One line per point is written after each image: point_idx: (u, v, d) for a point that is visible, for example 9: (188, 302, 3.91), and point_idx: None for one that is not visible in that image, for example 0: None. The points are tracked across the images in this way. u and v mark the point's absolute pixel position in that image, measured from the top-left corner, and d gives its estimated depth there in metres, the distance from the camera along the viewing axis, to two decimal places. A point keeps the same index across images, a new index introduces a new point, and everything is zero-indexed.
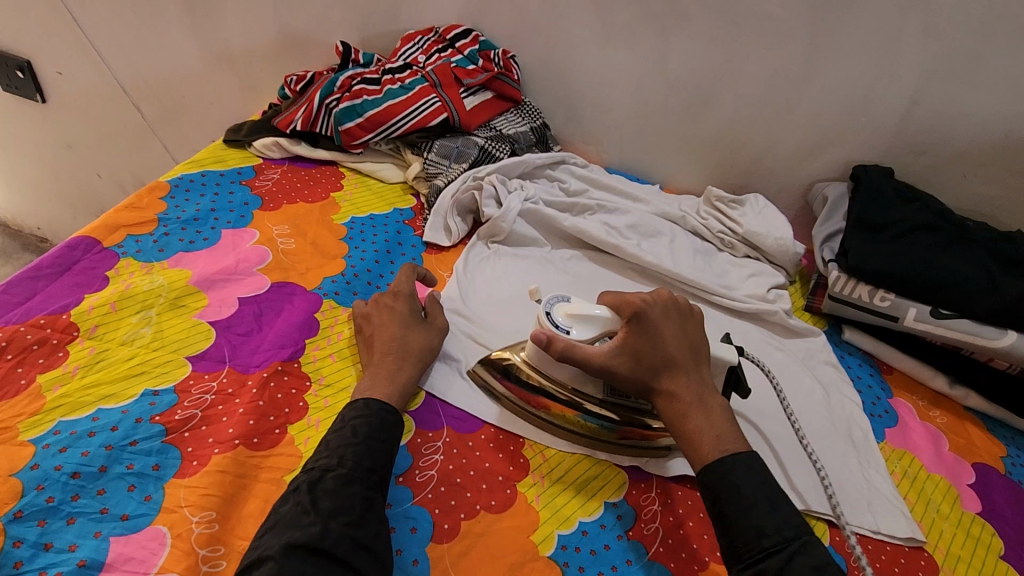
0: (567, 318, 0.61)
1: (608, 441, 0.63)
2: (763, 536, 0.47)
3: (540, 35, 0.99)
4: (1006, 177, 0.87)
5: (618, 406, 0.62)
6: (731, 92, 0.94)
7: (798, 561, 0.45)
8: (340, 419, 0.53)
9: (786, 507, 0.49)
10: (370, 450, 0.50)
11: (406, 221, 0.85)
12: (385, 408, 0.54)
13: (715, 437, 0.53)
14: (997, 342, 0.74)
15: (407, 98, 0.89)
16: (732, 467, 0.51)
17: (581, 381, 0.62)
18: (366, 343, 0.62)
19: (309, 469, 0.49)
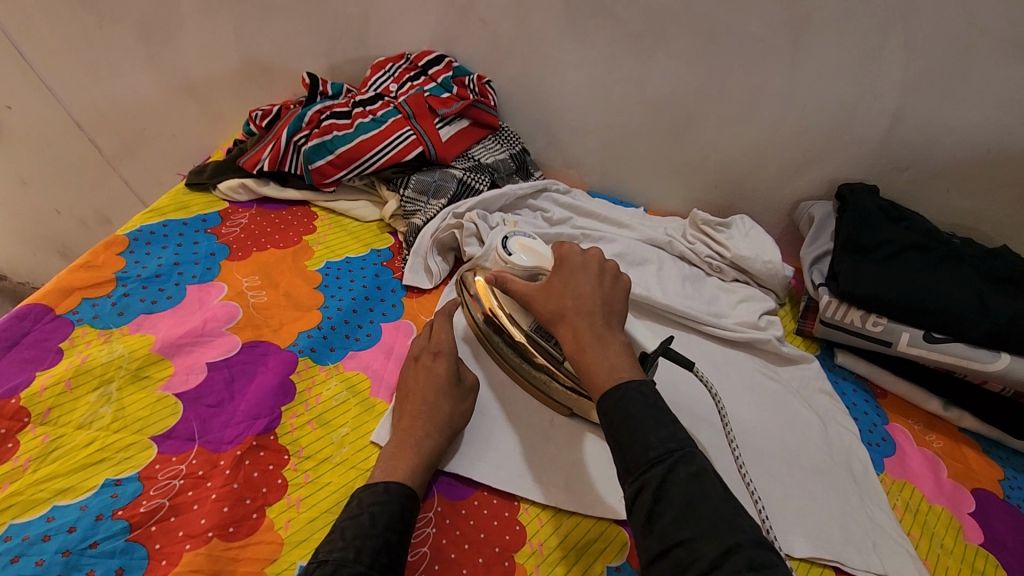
0: (516, 246, 0.73)
1: (548, 394, 0.67)
2: (648, 449, 0.47)
3: (515, 60, 0.96)
4: (990, 191, 0.87)
5: (542, 349, 0.66)
6: (713, 113, 0.92)
7: (678, 471, 0.46)
8: (357, 503, 0.50)
9: (674, 424, 0.49)
10: (388, 543, 0.47)
11: (384, 263, 0.81)
12: (405, 494, 0.51)
13: (610, 367, 0.54)
14: (990, 366, 0.73)
15: (380, 131, 0.85)
16: (626, 395, 0.51)
17: (518, 313, 0.69)
18: (398, 404, 0.62)
19: (321, 563, 0.45)
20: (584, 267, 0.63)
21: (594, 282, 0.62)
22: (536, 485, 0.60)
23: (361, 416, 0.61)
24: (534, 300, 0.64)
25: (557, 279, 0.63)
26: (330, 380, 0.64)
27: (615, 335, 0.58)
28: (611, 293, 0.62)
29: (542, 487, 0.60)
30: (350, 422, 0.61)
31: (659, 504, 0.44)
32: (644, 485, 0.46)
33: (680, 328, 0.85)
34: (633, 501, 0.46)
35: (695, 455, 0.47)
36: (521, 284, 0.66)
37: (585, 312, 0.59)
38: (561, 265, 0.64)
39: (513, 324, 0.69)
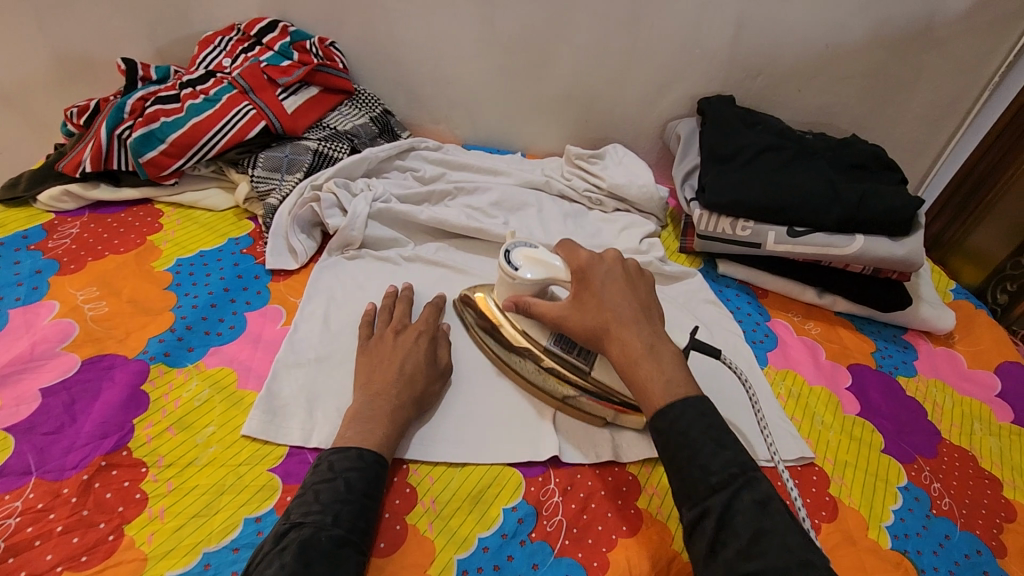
0: (523, 259, 0.64)
1: (562, 401, 0.64)
2: (710, 475, 0.46)
3: (355, 17, 0.90)
4: (837, 84, 0.91)
5: (563, 361, 0.63)
6: (568, 46, 0.91)
7: (743, 498, 0.45)
8: (329, 467, 0.51)
9: (735, 447, 0.47)
10: (364, 509, 0.49)
11: (244, 250, 0.75)
12: (380, 462, 0.52)
13: (666, 383, 0.51)
14: (847, 250, 0.78)
15: (215, 111, 0.78)
16: (682, 412, 0.49)
17: (530, 325, 0.65)
18: (368, 368, 0.60)
19: (297, 525, 0.46)
20: (610, 274, 0.59)
21: (629, 290, 0.58)
22: (426, 444, 0.59)
23: (228, 412, 0.58)
24: (568, 320, 0.59)
25: (587, 294, 0.58)
26: (190, 381, 0.60)
27: (666, 344, 0.54)
28: (643, 298, 0.59)
29: (430, 446, 0.59)
30: (217, 420, 0.57)
31: (722, 530, 0.44)
32: (706, 512, 0.45)
33: None
34: (693, 527, 0.46)
35: (759, 480, 0.46)
36: (546, 306, 0.61)
37: (630, 321, 0.55)
38: (585, 277, 0.59)
39: (529, 340, 0.65)
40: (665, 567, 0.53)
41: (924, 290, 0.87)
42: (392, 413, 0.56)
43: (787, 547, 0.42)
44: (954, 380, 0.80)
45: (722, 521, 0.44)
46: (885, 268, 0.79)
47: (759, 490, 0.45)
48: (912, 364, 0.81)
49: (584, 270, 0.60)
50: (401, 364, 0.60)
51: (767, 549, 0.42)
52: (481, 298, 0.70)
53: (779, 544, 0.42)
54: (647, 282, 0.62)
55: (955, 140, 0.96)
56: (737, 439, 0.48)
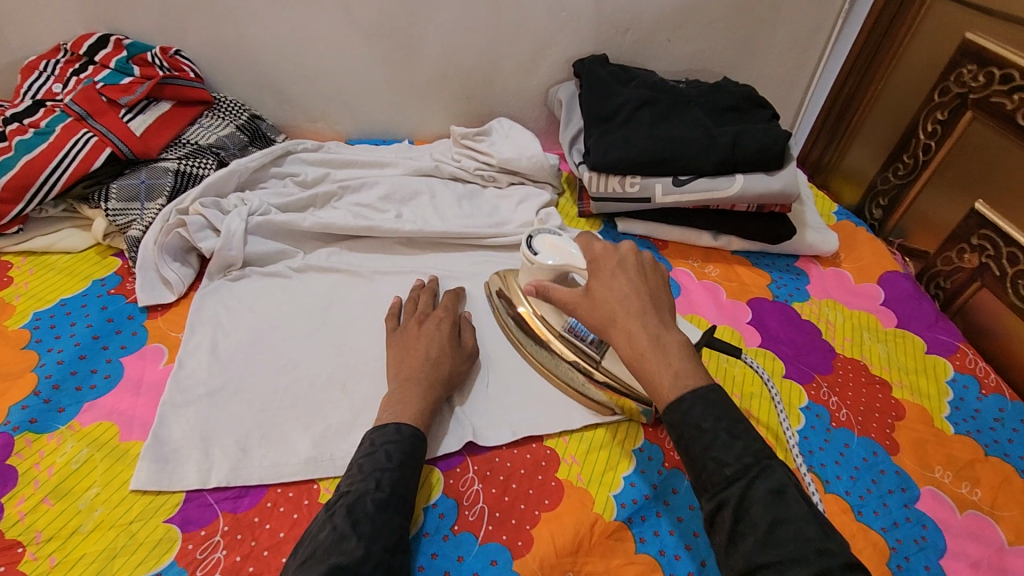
0: (545, 246, 0.65)
1: (574, 388, 0.65)
2: (725, 466, 0.44)
3: (197, 20, 0.83)
4: (702, 29, 0.93)
5: (578, 348, 0.65)
6: (432, 24, 0.87)
7: (756, 489, 0.43)
8: (370, 442, 0.53)
9: (746, 435, 0.46)
10: (405, 476, 0.51)
11: (112, 290, 0.69)
12: (417, 434, 0.55)
13: (673, 377, 0.49)
14: (729, 191, 0.80)
15: (49, 144, 0.71)
16: (689, 403, 0.47)
17: (551, 313, 0.67)
18: (399, 355, 0.63)
19: (345, 494, 0.50)
20: (623, 265, 0.57)
21: (637, 279, 0.55)
22: (336, 458, 0.57)
23: (111, 468, 0.54)
24: (580, 310, 0.57)
25: (595, 283, 0.56)
26: (64, 444, 0.55)
27: (673, 334, 0.52)
28: (654, 288, 0.56)
29: (340, 460, 0.57)
30: (100, 479, 0.53)
31: (739, 523, 0.43)
32: (723, 503, 0.44)
33: (467, 247, 0.83)
34: (712, 518, 0.45)
35: (774, 468, 0.44)
36: (563, 292, 0.59)
37: (636, 312, 0.52)
38: (597, 267, 0.58)
39: (548, 325, 0.68)
40: (586, 532, 0.55)
41: (809, 217, 0.92)
42: (422, 396, 0.58)
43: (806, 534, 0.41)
44: (844, 297, 0.85)
45: (739, 512, 0.43)
46: (767, 203, 0.82)
47: (775, 478, 0.44)
48: (805, 288, 0.86)
49: (596, 262, 0.58)
50: (427, 351, 0.62)
51: (786, 538, 0.41)
52: (512, 286, 0.72)
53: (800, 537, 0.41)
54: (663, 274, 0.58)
55: (812, 87, 1.03)
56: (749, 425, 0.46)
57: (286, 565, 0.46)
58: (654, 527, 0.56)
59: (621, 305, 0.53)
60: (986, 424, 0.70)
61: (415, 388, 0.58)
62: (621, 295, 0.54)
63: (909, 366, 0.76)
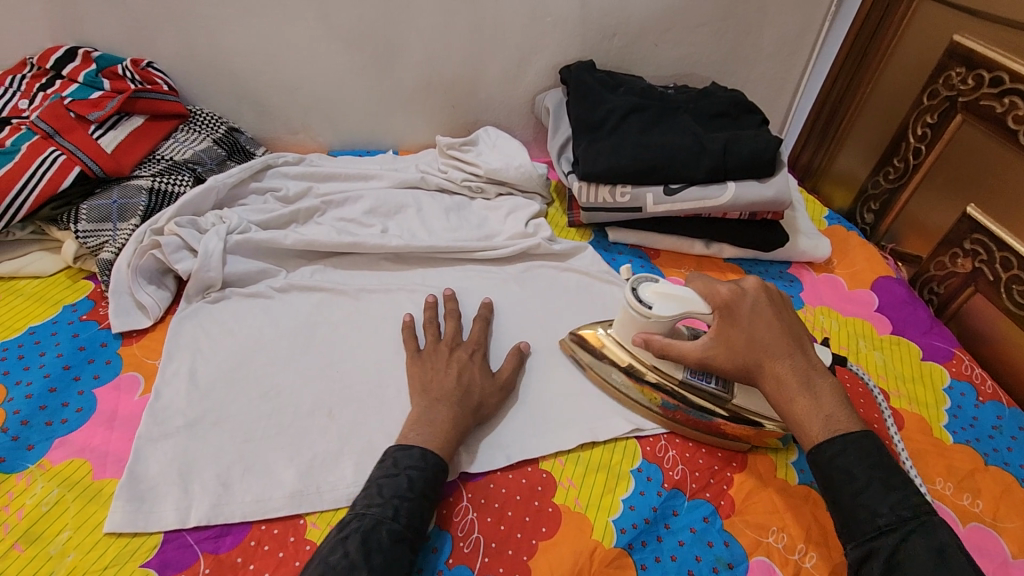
0: (653, 295, 0.60)
1: (699, 429, 0.63)
2: (877, 517, 0.46)
3: (169, 31, 0.80)
4: (690, 33, 0.91)
5: (701, 392, 0.62)
6: (414, 32, 0.85)
7: (914, 542, 0.44)
8: (394, 462, 0.52)
9: (902, 487, 0.47)
10: (422, 507, 0.50)
11: (84, 316, 0.66)
12: (441, 465, 0.53)
13: (824, 420, 0.51)
14: (721, 200, 0.79)
15: (14, 164, 0.68)
16: (842, 448, 0.49)
17: (660, 360, 0.62)
18: (427, 376, 0.61)
19: (360, 515, 0.48)
20: (756, 304, 0.57)
21: (773, 320, 0.56)
22: (322, 491, 0.55)
23: (84, 510, 0.51)
24: (714, 357, 0.57)
25: (731, 327, 0.57)
26: (34, 484, 0.52)
27: (820, 374, 0.54)
28: (789, 322, 0.57)
29: (326, 491, 0.55)
30: (72, 522, 0.50)
31: (892, 573, 0.44)
32: (873, 552, 0.45)
33: (455, 261, 0.81)
34: (859, 565, 0.46)
35: (932, 525, 0.44)
36: (687, 347, 0.59)
37: (781, 356, 0.54)
38: (729, 311, 0.57)
39: (661, 374, 0.63)
40: (585, 561, 0.53)
41: (801, 223, 0.91)
42: (451, 417, 0.57)
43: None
44: (839, 303, 0.84)
45: (892, 565, 0.44)
46: (759, 211, 0.81)
47: (934, 536, 0.44)
48: (799, 296, 0.84)
49: (727, 303, 0.57)
50: (457, 378, 0.60)
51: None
52: (593, 334, 0.67)
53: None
54: (790, 308, 0.60)
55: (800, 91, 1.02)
56: (906, 479, 0.47)
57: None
58: (655, 552, 0.55)
59: (777, 361, 0.54)
60: (984, 431, 0.69)
61: (442, 408, 0.57)
62: (770, 338, 0.55)
63: (906, 373, 0.75)
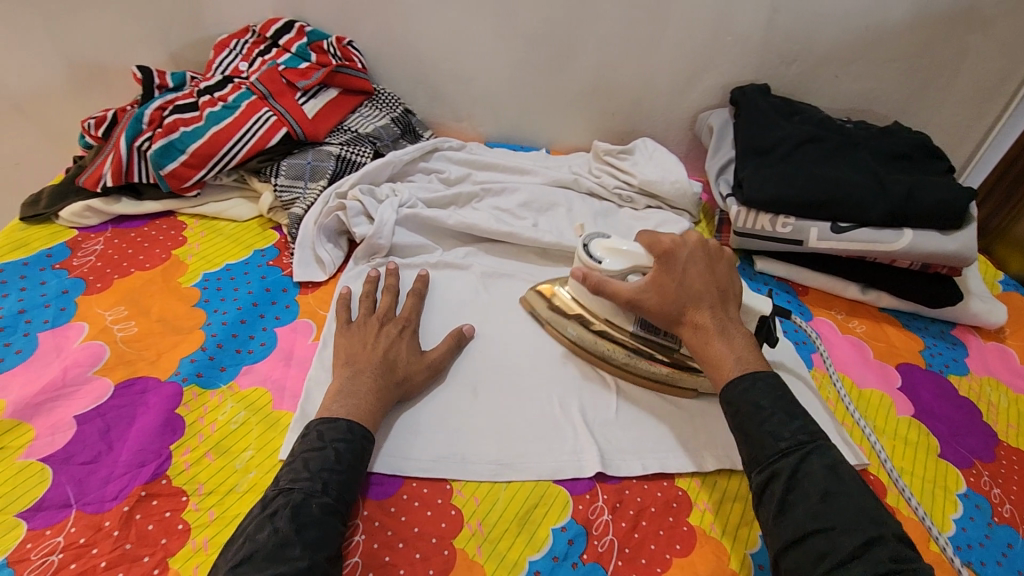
0: (603, 251, 0.65)
1: (643, 375, 0.66)
2: (780, 440, 0.49)
3: (373, 15, 0.87)
4: (877, 68, 0.87)
5: (651, 342, 0.65)
6: (593, 37, 0.87)
7: (812, 462, 0.48)
8: (319, 436, 0.51)
9: (804, 416, 0.51)
10: (351, 479, 0.50)
11: (270, 262, 0.74)
12: (367, 436, 0.53)
13: (736, 358, 0.55)
14: (895, 246, 0.75)
15: (235, 118, 0.76)
16: (754, 384, 0.53)
17: (613, 313, 0.65)
18: (351, 349, 0.60)
19: (287, 491, 0.48)
20: (693, 258, 0.60)
21: (707, 272, 0.60)
22: (467, 461, 0.57)
23: (265, 434, 0.56)
24: (644, 299, 0.60)
25: (663, 274, 0.60)
26: (225, 403, 0.58)
27: (737, 326, 0.58)
28: (720, 276, 0.60)
29: (471, 461, 0.57)
30: (254, 443, 0.55)
31: (791, 492, 0.47)
32: (776, 475, 0.48)
33: None
34: (761, 491, 0.49)
35: (826, 448, 0.49)
36: (620, 288, 0.62)
37: (705, 305, 0.58)
38: (667, 260, 0.60)
39: (604, 318, 0.66)
40: None
41: (972, 284, 0.84)
42: (374, 389, 0.56)
43: (860, 504, 0.45)
44: (1009, 378, 0.76)
45: (791, 483, 0.47)
46: (934, 263, 0.76)
47: (828, 455, 0.48)
48: (964, 361, 0.78)
49: (668, 254, 0.60)
50: (383, 352, 0.60)
51: (843, 505, 0.45)
52: (548, 289, 0.71)
53: (854, 508, 0.45)
54: (728, 260, 0.63)
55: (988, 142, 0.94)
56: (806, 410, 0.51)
57: (217, 566, 0.44)
58: None
59: (699, 310, 0.58)
60: None
61: (367, 378, 0.57)
62: (702, 292, 0.58)
63: None
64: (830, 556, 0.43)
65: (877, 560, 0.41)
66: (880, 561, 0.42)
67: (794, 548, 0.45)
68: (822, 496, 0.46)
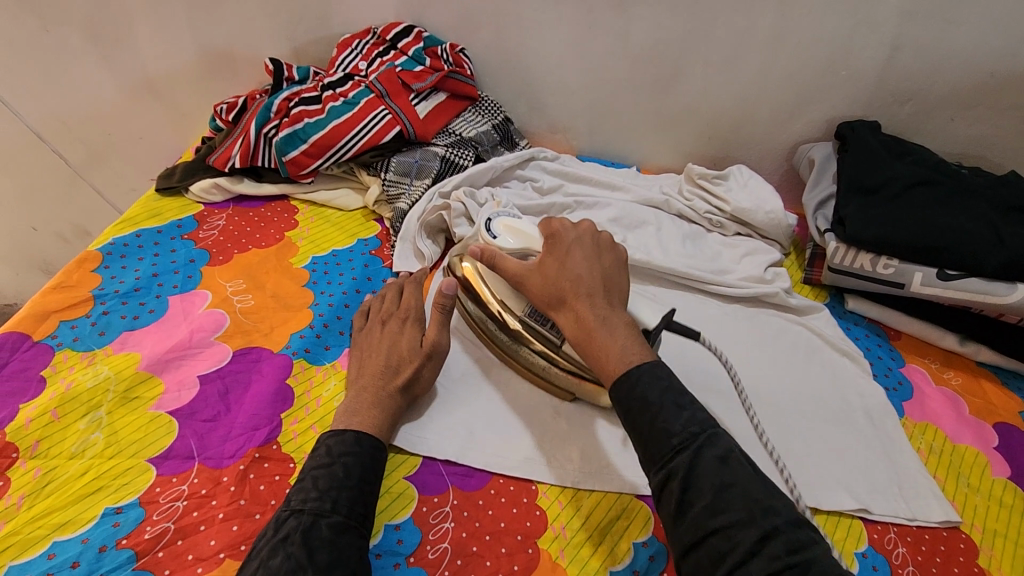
0: (502, 228, 0.67)
1: (520, 361, 0.65)
2: (671, 436, 0.46)
3: (488, 26, 0.90)
4: (998, 114, 0.84)
5: (541, 335, 0.63)
6: (702, 61, 0.87)
7: (705, 456, 0.45)
8: (326, 452, 0.50)
9: (693, 406, 0.48)
10: (363, 495, 0.48)
11: (373, 252, 0.77)
12: (377, 447, 0.52)
13: (619, 350, 0.52)
14: (1008, 300, 0.71)
15: (354, 114, 0.81)
16: (638, 379, 0.49)
17: (509, 296, 0.64)
18: (358, 362, 0.60)
19: (297, 513, 0.46)
20: (578, 242, 0.59)
21: (591, 255, 0.58)
22: (551, 466, 0.58)
23: None
24: (528, 282, 0.59)
25: (548, 258, 0.58)
26: (329, 380, 0.61)
27: (619, 315, 0.55)
28: (606, 263, 0.58)
29: (556, 467, 0.59)
30: None
31: (686, 492, 0.44)
32: (671, 473, 0.45)
33: (686, 290, 0.82)
34: (660, 491, 0.45)
35: (718, 436, 0.46)
36: (511, 263, 0.61)
37: (585, 292, 0.55)
38: (554, 244, 0.59)
39: (509, 313, 0.64)
40: None
41: None
42: (373, 400, 0.56)
43: (754, 495, 0.43)
44: None
45: (687, 482, 0.44)
46: None
47: (720, 447, 0.45)
48: None
49: (553, 237, 0.59)
50: (385, 356, 0.59)
51: (734, 499, 0.42)
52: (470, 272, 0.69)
53: (743, 497, 0.42)
54: (619, 252, 0.60)
55: None
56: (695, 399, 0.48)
57: None
58: None
59: (580, 296, 0.55)
60: None
61: (368, 394, 0.56)
62: (587, 278, 0.56)
63: None
64: (729, 556, 0.40)
65: (771, 557, 0.39)
66: (779, 558, 0.39)
67: (693, 552, 0.42)
68: (717, 492, 0.43)
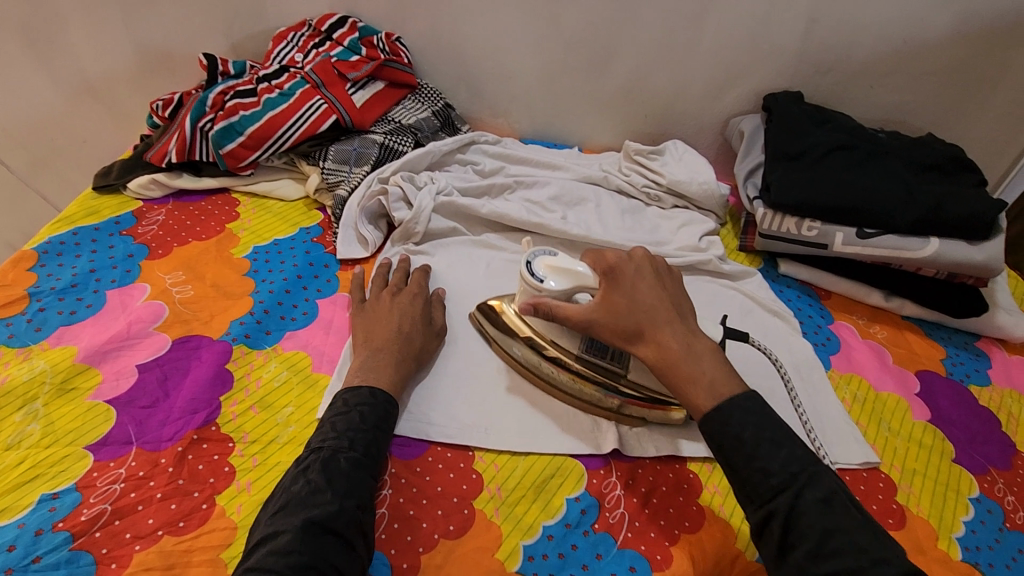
0: (546, 270, 0.61)
1: (574, 394, 0.64)
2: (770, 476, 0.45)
3: (422, 14, 0.92)
4: (913, 80, 0.88)
5: (596, 366, 0.62)
6: (632, 42, 0.90)
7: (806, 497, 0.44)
8: (344, 403, 0.54)
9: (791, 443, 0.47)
10: (377, 439, 0.52)
11: (315, 239, 0.79)
12: (390, 401, 0.55)
13: (709, 383, 0.51)
14: (919, 253, 0.75)
15: (289, 105, 0.82)
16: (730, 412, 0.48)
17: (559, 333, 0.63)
18: (366, 324, 0.64)
19: (317, 449, 0.50)
20: (640, 272, 0.58)
21: (655, 284, 0.57)
22: (489, 432, 0.61)
23: (304, 394, 0.60)
24: (596, 322, 0.57)
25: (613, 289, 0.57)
26: (269, 362, 0.63)
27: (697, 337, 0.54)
28: (671, 293, 0.58)
29: (494, 432, 0.61)
30: (294, 401, 0.59)
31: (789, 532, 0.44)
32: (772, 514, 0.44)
33: None
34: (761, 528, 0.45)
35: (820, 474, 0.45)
36: (570, 309, 0.59)
37: (663, 321, 0.55)
38: (615, 275, 0.58)
39: (558, 347, 0.63)
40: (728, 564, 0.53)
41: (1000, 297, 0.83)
42: (392, 362, 0.59)
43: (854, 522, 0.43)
44: None
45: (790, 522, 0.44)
46: (961, 273, 0.76)
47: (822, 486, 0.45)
48: (986, 372, 0.77)
49: (614, 271, 0.58)
50: (397, 326, 0.62)
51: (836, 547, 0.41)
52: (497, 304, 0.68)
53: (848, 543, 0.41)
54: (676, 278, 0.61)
55: None
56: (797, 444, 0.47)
57: (258, 518, 0.47)
58: None
59: (657, 327, 0.54)
60: None
61: (386, 355, 0.59)
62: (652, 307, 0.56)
63: None
64: None
65: None
66: None
67: None
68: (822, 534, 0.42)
